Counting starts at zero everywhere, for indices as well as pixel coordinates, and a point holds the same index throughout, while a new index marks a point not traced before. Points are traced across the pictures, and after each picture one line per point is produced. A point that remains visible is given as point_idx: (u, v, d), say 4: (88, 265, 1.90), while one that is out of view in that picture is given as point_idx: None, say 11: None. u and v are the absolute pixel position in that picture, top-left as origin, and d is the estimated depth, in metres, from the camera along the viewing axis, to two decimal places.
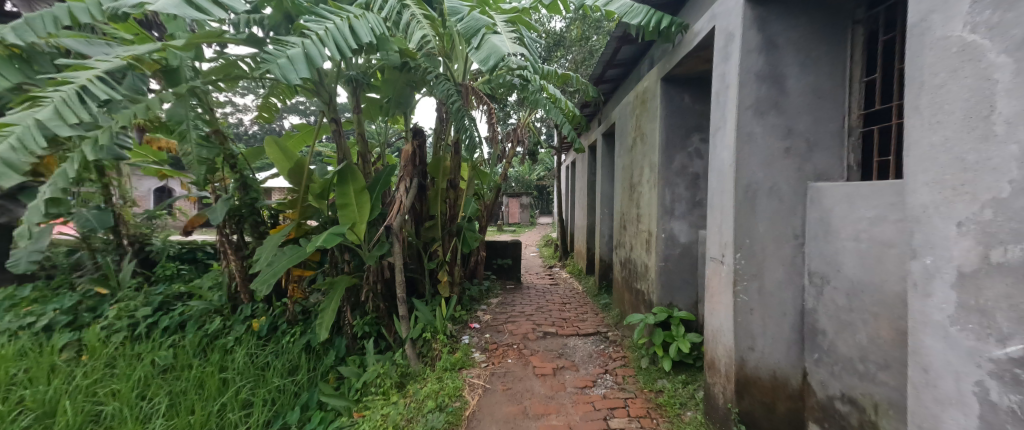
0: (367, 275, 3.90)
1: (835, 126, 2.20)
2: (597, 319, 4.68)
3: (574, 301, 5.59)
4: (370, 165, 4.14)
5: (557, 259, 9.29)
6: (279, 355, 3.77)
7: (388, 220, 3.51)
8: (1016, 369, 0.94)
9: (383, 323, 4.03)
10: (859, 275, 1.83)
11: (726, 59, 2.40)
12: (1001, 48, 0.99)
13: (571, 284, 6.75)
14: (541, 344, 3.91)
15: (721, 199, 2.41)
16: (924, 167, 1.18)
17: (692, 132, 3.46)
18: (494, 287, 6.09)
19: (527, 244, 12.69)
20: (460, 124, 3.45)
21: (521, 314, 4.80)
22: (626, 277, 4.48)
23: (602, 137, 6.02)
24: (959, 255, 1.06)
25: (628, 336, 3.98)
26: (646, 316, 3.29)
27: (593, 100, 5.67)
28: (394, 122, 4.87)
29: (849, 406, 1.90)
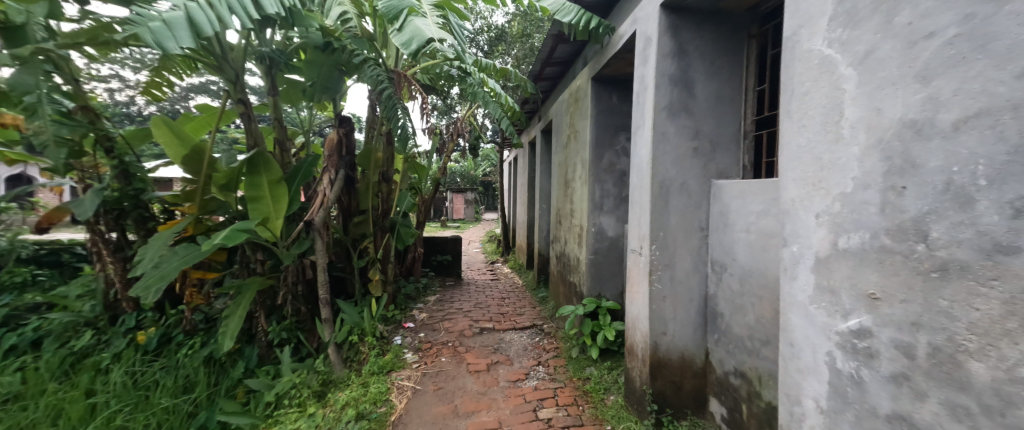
0: (284, 276, 3.57)
1: (735, 128, 2.42)
2: (534, 312, 4.76)
3: (513, 295, 5.63)
4: (289, 154, 3.78)
5: (499, 253, 9.33)
6: (171, 371, 3.34)
7: (309, 216, 3.24)
8: (854, 340, 1.09)
9: (305, 328, 3.73)
10: (750, 263, 2.04)
11: (644, 62, 2.54)
12: (848, 62, 1.13)
13: (511, 279, 6.81)
14: (477, 341, 3.88)
15: (639, 194, 2.56)
16: (793, 165, 1.33)
17: (619, 131, 3.62)
18: (432, 285, 5.91)
19: (471, 239, 12.58)
20: (391, 114, 3.25)
21: (459, 311, 4.75)
22: (561, 270, 4.59)
23: (541, 133, 6.10)
24: (817, 241, 1.22)
25: (561, 328, 4.09)
26: (577, 307, 3.40)
27: (533, 97, 5.67)
28: (321, 108, 4.52)
29: (740, 380, 2.11)
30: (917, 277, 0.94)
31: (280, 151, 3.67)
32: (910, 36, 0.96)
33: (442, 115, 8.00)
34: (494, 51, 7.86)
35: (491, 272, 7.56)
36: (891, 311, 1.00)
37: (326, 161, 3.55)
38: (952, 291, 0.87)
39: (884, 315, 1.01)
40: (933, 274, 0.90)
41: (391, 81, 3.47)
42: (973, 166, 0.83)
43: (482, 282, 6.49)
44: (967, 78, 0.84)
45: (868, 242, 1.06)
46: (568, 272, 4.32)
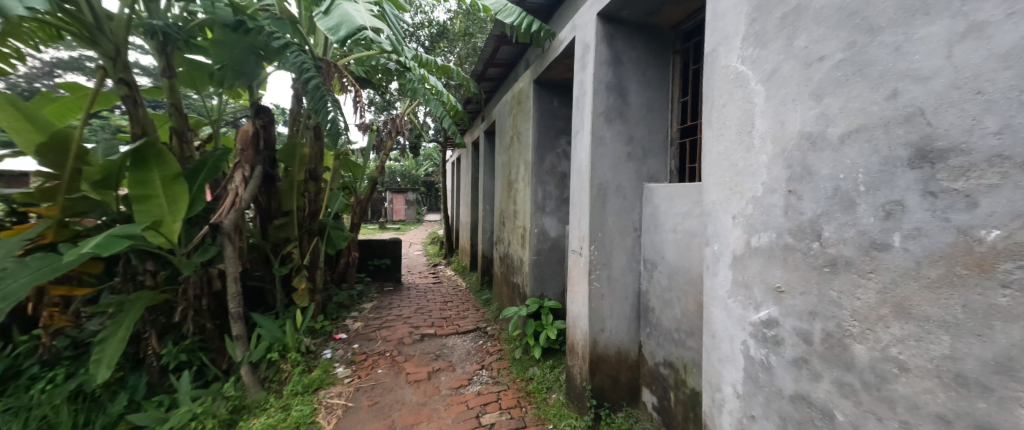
0: (183, 288, 3.17)
1: (664, 135, 2.58)
2: (477, 315, 4.72)
3: (456, 298, 5.54)
4: (191, 146, 3.36)
5: (442, 256, 9.14)
6: (17, 415, 2.73)
7: (217, 217, 2.90)
8: (764, 329, 1.20)
9: (211, 348, 3.42)
10: (677, 261, 2.19)
11: (583, 68, 2.63)
12: (758, 79, 1.25)
13: (454, 281, 6.70)
14: (418, 348, 3.75)
15: (579, 196, 2.64)
16: (713, 171, 1.44)
17: (561, 135, 3.71)
18: (368, 292, 5.59)
19: (412, 241, 12.17)
20: (319, 106, 2.99)
21: (399, 317, 4.57)
22: (505, 271, 4.60)
23: (484, 134, 6.06)
24: (733, 240, 1.33)
25: (505, 329, 4.09)
26: (520, 308, 3.42)
27: (475, 97, 5.63)
28: (234, 96, 4.09)
29: (668, 369, 2.25)
30: (813, 272, 1.05)
31: (178, 143, 3.24)
32: (806, 58, 1.09)
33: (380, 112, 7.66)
34: (435, 48, 7.69)
35: (433, 275, 7.37)
36: (793, 302, 1.11)
37: (236, 156, 3.22)
38: (840, 282, 0.99)
39: (788, 306, 1.13)
40: (825, 268, 1.02)
41: (319, 70, 3.20)
42: (855, 174, 0.96)
43: (424, 286, 6.30)
44: (850, 97, 0.97)
45: (774, 240, 1.17)
46: (512, 273, 4.34)
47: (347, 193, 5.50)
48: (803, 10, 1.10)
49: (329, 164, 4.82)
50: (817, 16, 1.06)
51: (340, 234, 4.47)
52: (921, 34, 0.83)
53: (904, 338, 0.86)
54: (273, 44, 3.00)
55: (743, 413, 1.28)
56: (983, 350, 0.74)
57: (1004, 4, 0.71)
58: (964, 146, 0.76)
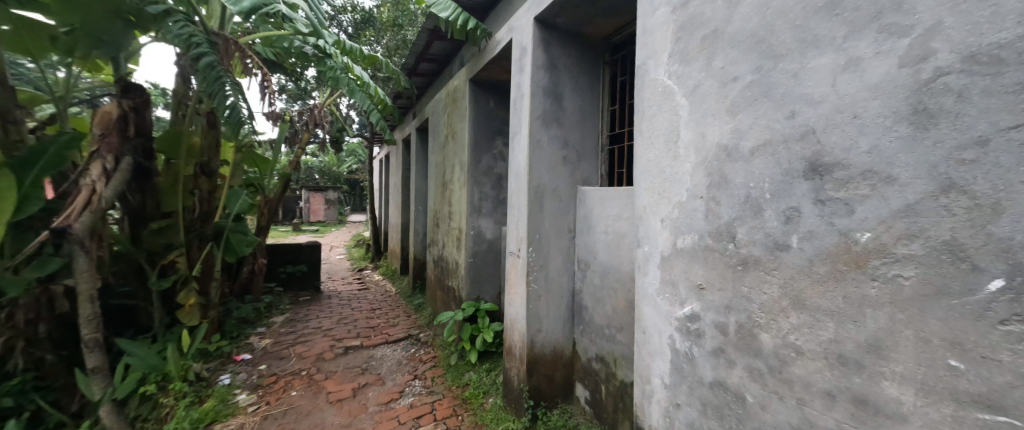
0: (12, 311, 2.65)
1: (595, 141, 2.71)
2: (409, 322, 4.55)
3: (384, 305, 5.28)
4: (23, 128, 2.78)
5: (368, 260, 8.63)
6: None
7: (63, 220, 2.43)
8: (689, 323, 1.31)
9: (55, 386, 2.83)
10: (608, 260, 2.31)
11: (520, 70, 2.66)
12: (683, 93, 1.36)
13: (383, 287, 6.37)
14: (341, 363, 3.50)
15: (516, 198, 2.66)
16: (642, 177, 1.54)
17: (497, 136, 3.69)
18: (279, 303, 5.05)
19: (333, 244, 11.31)
20: (214, 89, 2.64)
21: (318, 330, 4.23)
22: (439, 274, 4.48)
23: (416, 131, 5.82)
24: (662, 241, 1.43)
25: (438, 335, 4.00)
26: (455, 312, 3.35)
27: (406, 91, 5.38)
28: (92, 68, 3.41)
29: (600, 364, 2.37)
30: (729, 270, 1.17)
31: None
32: (722, 77, 1.21)
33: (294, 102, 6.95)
34: (360, 36, 7.21)
35: (359, 280, 6.92)
36: (712, 298, 1.23)
37: (93, 143, 2.70)
38: (750, 279, 1.11)
39: (708, 302, 1.24)
40: (739, 266, 1.15)
41: (212, 46, 2.78)
42: (762, 183, 1.09)
43: (348, 293, 5.89)
44: (758, 115, 1.10)
45: (697, 241, 1.29)
46: (446, 276, 4.24)
47: (252, 192, 4.89)
48: (720, 34, 1.22)
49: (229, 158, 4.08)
50: (731, 41, 1.19)
51: (243, 240, 3.96)
52: (812, 64, 0.97)
53: (800, 327, 0.99)
54: (148, 9, 2.55)
55: (670, 402, 1.38)
56: (858, 333, 0.88)
57: (875, 43, 0.85)
58: (844, 162, 0.90)
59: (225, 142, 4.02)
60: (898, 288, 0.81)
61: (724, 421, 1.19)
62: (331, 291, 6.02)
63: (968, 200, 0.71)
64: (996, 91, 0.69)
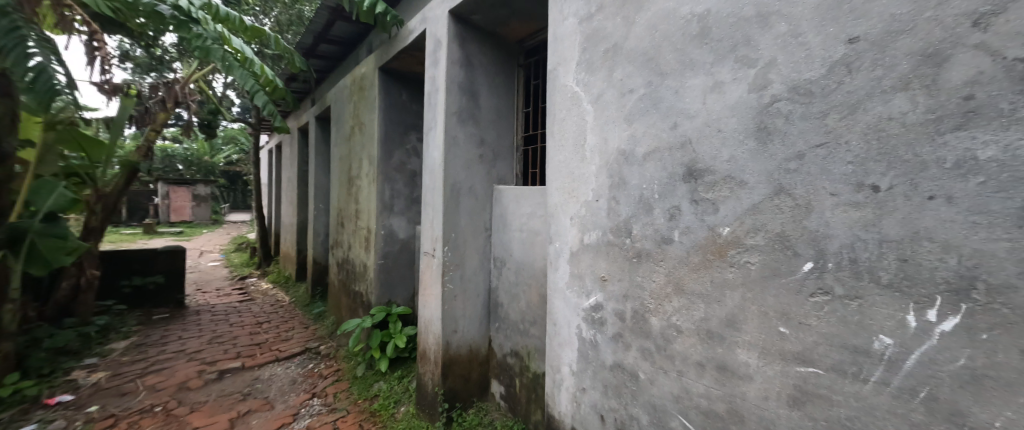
0: None
1: (510, 141, 2.78)
2: (305, 335, 4.16)
3: (274, 318, 4.73)
4: None
5: (254, 266, 7.59)
6: None
7: None
8: (593, 313, 1.43)
9: None
10: (522, 257, 2.39)
11: (435, 63, 2.61)
12: (588, 100, 1.48)
13: (274, 296, 5.70)
14: (216, 389, 3.03)
15: (431, 196, 2.60)
16: (553, 177, 1.63)
17: (410, 130, 3.52)
18: (119, 325, 4.10)
19: (205, 250, 9.63)
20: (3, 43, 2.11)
21: (182, 354, 3.61)
22: (343, 279, 4.12)
23: (314, 120, 5.23)
24: (571, 238, 1.53)
25: (341, 346, 3.73)
26: (362, 319, 3.14)
27: (300, 74, 4.81)
28: None
29: (514, 358, 2.45)
30: (626, 262, 1.31)
31: None
32: (621, 88, 1.34)
33: (144, 72, 5.39)
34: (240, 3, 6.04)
35: (240, 291, 6.03)
36: (613, 288, 1.36)
37: None
38: (643, 269, 1.26)
39: (610, 292, 1.37)
40: (634, 259, 1.29)
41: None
42: (652, 185, 1.24)
43: (225, 307, 5.10)
44: (649, 124, 1.24)
45: (600, 237, 1.41)
46: (352, 280, 3.92)
47: (75, 185, 3.89)
48: (619, 48, 1.36)
49: (35, 137, 3.32)
50: (627, 57, 1.33)
51: (60, 246, 3.10)
52: (689, 83, 1.13)
53: (680, 308, 1.15)
54: None
55: (577, 388, 1.49)
56: (721, 311, 1.05)
57: (733, 70, 1.02)
58: (712, 168, 1.07)
59: (28, 117, 3.18)
60: (748, 272, 0.99)
61: (622, 398, 1.33)
62: (202, 306, 5.14)
63: (792, 200, 0.91)
64: (810, 116, 0.88)
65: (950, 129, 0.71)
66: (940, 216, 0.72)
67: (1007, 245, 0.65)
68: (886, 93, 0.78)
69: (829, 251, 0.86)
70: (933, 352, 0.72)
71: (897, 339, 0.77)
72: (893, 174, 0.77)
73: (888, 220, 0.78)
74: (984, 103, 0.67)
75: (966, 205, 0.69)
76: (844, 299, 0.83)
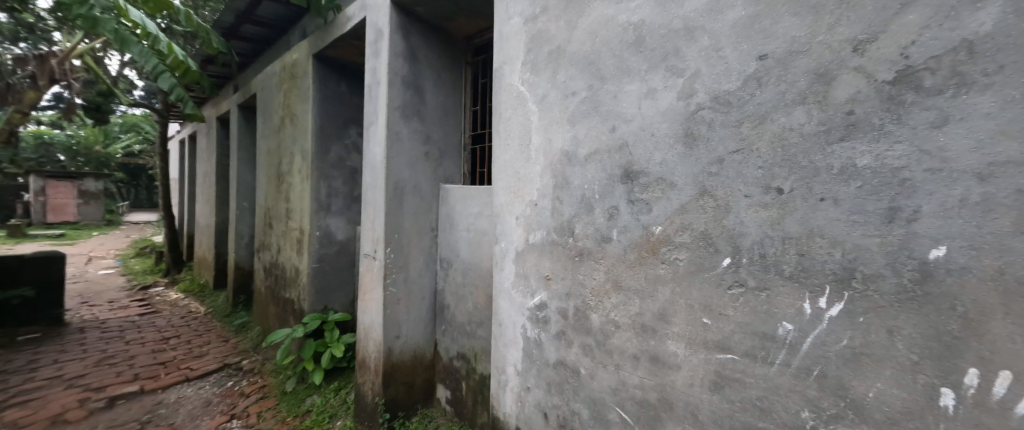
0: None
1: (458, 140, 2.74)
2: (223, 349, 3.78)
3: (185, 332, 4.24)
4: None
5: (162, 274, 6.70)
6: None
7: None
8: (538, 312, 1.46)
9: None
10: (470, 258, 2.37)
11: (376, 55, 2.49)
12: (534, 101, 1.50)
13: (186, 307, 5.11)
14: (106, 420, 2.65)
15: (372, 195, 2.48)
16: (499, 176, 1.63)
17: (349, 125, 3.27)
18: None
19: (96, 256, 8.30)
20: None
21: (58, 382, 3.09)
22: (269, 285, 3.69)
23: (236, 108, 4.62)
24: (516, 238, 1.54)
25: (267, 359, 3.45)
26: (293, 329, 2.90)
27: (218, 56, 4.31)
28: None
29: (461, 361, 2.42)
30: (569, 260, 1.35)
31: None
32: (564, 90, 1.38)
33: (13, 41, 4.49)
34: None
35: (141, 303, 5.29)
36: (556, 286, 1.39)
37: None
38: (584, 267, 1.30)
39: (554, 290, 1.40)
40: (576, 257, 1.33)
41: None
42: (593, 186, 1.28)
43: (120, 323, 4.46)
44: (590, 126, 1.29)
45: (545, 237, 1.44)
46: (278, 287, 3.56)
47: None
48: (562, 51, 1.39)
49: None
50: (570, 59, 1.37)
51: None
52: (626, 88, 1.19)
53: (618, 304, 1.21)
54: None
55: (521, 387, 1.51)
56: (653, 304, 1.12)
57: (665, 79, 1.10)
58: (646, 170, 1.14)
59: None
60: (677, 268, 1.06)
61: (564, 395, 1.36)
62: (90, 322, 4.45)
63: (714, 200, 0.99)
64: (728, 123, 0.97)
65: (836, 140, 0.82)
66: (830, 215, 0.82)
67: (878, 240, 0.77)
68: (788, 105, 0.88)
69: (744, 247, 0.94)
70: (824, 335, 0.82)
71: (796, 324, 0.86)
72: (793, 177, 0.87)
73: (790, 219, 0.88)
74: (862, 118, 0.79)
75: (849, 205, 0.80)
76: (755, 290, 0.93)
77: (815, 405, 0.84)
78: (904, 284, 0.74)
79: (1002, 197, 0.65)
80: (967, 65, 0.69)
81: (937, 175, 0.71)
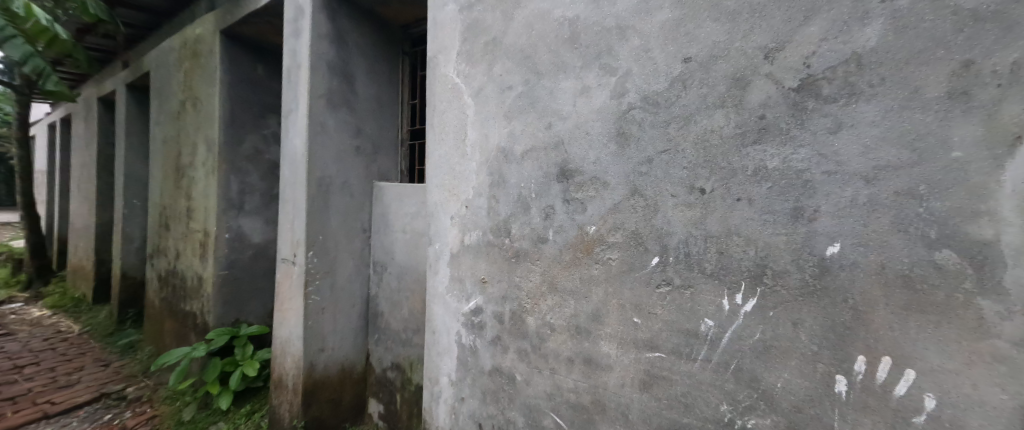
0: None
1: (393, 134, 2.58)
2: (100, 375, 3.13)
3: (44, 356, 3.44)
4: None
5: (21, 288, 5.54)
6: None
7: None
8: (473, 317, 1.40)
9: None
10: (406, 261, 2.25)
11: (295, 35, 2.24)
12: (470, 93, 1.42)
13: (48, 327, 4.18)
14: None
15: (291, 191, 2.24)
16: (433, 173, 1.53)
17: (268, 113, 2.93)
18: None
19: None
20: None
21: None
22: (165, 297, 3.14)
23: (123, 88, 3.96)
24: (451, 239, 1.47)
25: (161, 384, 2.92)
26: (191, 348, 2.54)
27: (98, 25, 3.62)
28: None
29: (395, 372, 2.29)
30: (505, 262, 1.31)
31: None
32: (500, 84, 1.33)
33: None
34: None
35: None
36: (492, 290, 1.35)
37: None
38: (521, 269, 1.27)
39: (490, 294, 1.35)
40: (512, 259, 1.29)
41: None
42: (529, 184, 1.25)
43: None
44: (527, 123, 1.25)
45: (481, 237, 1.38)
46: (175, 299, 3.08)
47: None
48: (498, 43, 1.34)
49: None
50: (507, 52, 1.31)
51: None
52: (562, 85, 1.17)
53: (554, 307, 1.19)
54: None
55: (455, 399, 1.45)
56: (588, 306, 1.12)
57: (599, 76, 1.09)
58: (581, 170, 1.13)
59: None
60: (609, 268, 1.07)
61: (499, 403, 1.33)
62: None
63: (644, 200, 1.00)
64: (657, 124, 0.99)
65: (751, 143, 0.86)
66: (745, 215, 0.87)
67: (785, 238, 0.82)
68: (710, 108, 0.91)
69: (671, 247, 0.97)
70: (740, 330, 0.87)
71: (716, 321, 0.90)
72: (714, 179, 0.91)
73: (711, 218, 0.91)
74: (772, 123, 0.84)
75: (761, 205, 0.85)
76: (681, 288, 0.95)
77: (732, 398, 0.88)
78: (807, 280, 0.80)
79: (884, 198, 0.72)
80: (857, 76, 0.76)
81: (834, 177, 0.77)
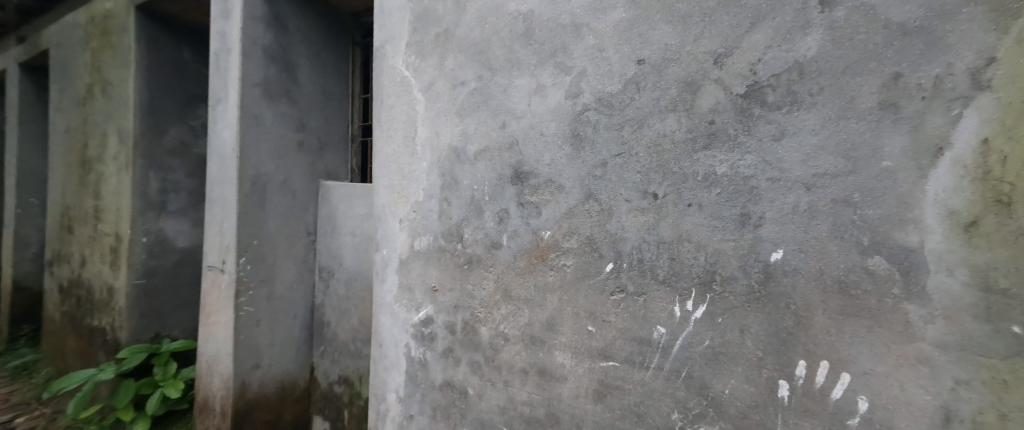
0: None
1: (342, 130, 2.42)
2: None
3: None
4: None
5: None
6: None
7: None
8: (423, 328, 1.34)
9: None
10: (355, 267, 2.13)
11: (225, 15, 2.02)
12: (419, 88, 1.34)
13: None
14: None
15: (221, 191, 2.03)
16: (380, 173, 1.42)
17: (195, 103, 2.65)
18: None
19: None
20: None
21: None
22: (69, 312, 2.74)
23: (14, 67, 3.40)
24: (400, 245, 1.38)
25: (59, 413, 2.54)
26: (98, 370, 2.21)
27: None
28: None
29: (343, 386, 2.17)
30: (457, 269, 1.25)
31: None
32: (452, 79, 1.26)
33: None
34: None
35: None
36: (443, 299, 1.29)
37: None
38: (473, 277, 1.22)
39: (441, 303, 1.29)
40: (465, 266, 1.24)
41: None
42: (483, 187, 1.20)
43: None
44: (480, 122, 1.20)
45: (432, 242, 1.31)
46: (79, 313, 2.68)
47: None
48: (450, 35, 1.26)
49: None
50: (458, 46, 1.24)
51: None
52: (516, 83, 1.12)
53: (508, 316, 1.16)
54: None
55: (404, 416, 1.38)
56: (542, 315, 1.09)
57: (554, 75, 1.05)
58: (535, 173, 1.09)
59: None
60: (564, 274, 1.05)
61: (450, 420, 1.28)
62: None
63: (598, 204, 0.98)
64: (610, 127, 0.97)
65: (701, 148, 0.86)
66: (696, 220, 0.87)
67: (733, 244, 0.83)
68: (662, 112, 0.90)
69: (624, 253, 0.96)
70: (691, 337, 0.87)
71: (668, 328, 0.90)
72: (666, 184, 0.90)
73: (663, 224, 0.91)
74: (721, 128, 0.84)
75: (710, 212, 0.85)
76: (635, 295, 0.95)
77: (682, 406, 0.89)
78: (753, 286, 0.81)
79: (823, 206, 0.75)
80: (799, 85, 0.77)
81: (778, 184, 0.78)
